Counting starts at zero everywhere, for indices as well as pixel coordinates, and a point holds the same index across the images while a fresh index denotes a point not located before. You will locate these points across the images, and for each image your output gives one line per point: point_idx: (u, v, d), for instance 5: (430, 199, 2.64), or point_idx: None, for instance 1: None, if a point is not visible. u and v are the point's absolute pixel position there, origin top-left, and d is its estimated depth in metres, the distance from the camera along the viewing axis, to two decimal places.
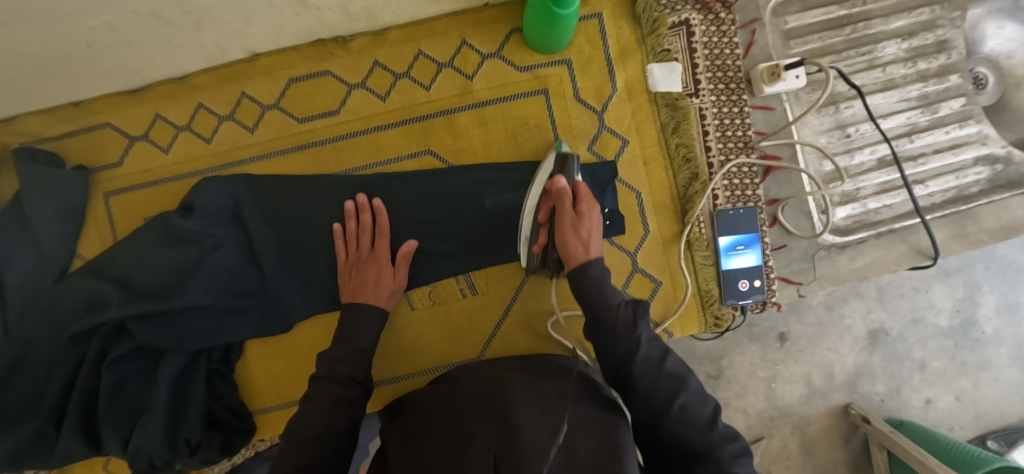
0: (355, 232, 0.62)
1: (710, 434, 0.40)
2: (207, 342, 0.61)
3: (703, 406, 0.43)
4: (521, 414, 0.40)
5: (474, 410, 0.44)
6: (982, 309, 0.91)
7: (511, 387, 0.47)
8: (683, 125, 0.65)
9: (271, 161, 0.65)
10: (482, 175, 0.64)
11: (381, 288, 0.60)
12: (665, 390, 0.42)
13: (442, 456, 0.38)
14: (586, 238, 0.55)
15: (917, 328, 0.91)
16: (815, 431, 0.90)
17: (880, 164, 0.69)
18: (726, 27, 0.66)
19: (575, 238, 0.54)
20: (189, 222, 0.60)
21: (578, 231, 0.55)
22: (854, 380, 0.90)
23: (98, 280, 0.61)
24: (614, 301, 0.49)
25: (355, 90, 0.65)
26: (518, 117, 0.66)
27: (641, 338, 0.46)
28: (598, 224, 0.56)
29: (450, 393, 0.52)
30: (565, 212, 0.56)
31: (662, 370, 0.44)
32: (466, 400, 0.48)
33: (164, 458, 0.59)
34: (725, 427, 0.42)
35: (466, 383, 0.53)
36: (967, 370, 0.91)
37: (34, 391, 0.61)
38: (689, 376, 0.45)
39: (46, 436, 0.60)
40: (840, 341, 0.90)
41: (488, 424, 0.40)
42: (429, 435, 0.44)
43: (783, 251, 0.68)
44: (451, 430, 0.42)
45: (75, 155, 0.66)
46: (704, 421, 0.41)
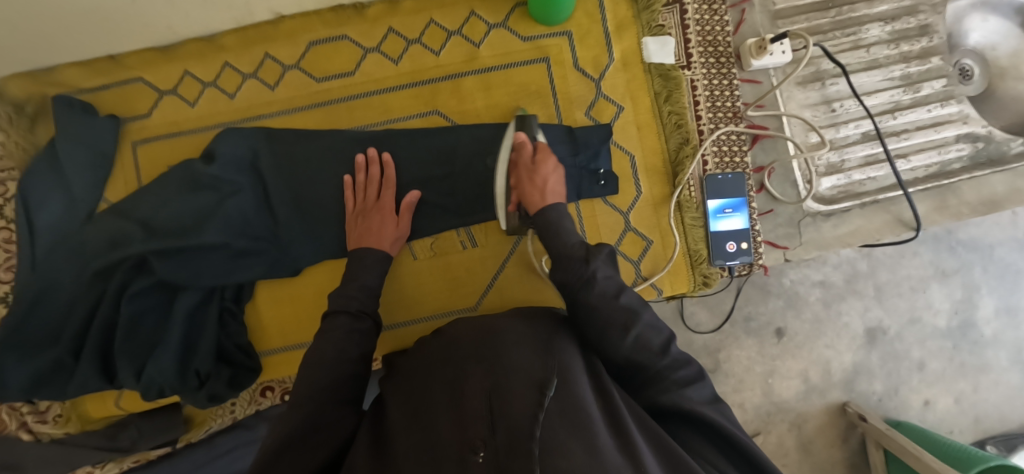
0: (364, 183, 0.66)
1: (662, 359, 0.44)
2: (221, 280, 0.65)
3: (656, 333, 0.46)
4: (513, 359, 0.41)
5: (466, 356, 0.45)
6: (980, 312, 0.93)
7: (502, 331, 0.48)
8: (675, 94, 0.70)
9: (289, 117, 0.70)
10: (484, 135, 0.69)
11: (385, 233, 0.63)
12: (618, 322, 0.45)
13: (441, 401, 0.39)
14: (543, 186, 0.60)
15: (915, 328, 0.93)
16: (812, 429, 0.91)
17: (864, 138, 0.73)
18: (717, 5, 0.71)
19: (533, 186, 0.61)
20: (210, 168, 0.65)
21: (536, 179, 0.61)
22: (852, 379, 0.92)
23: (121, 219, 0.65)
24: (570, 241, 0.55)
25: (370, 54, 0.70)
26: (520, 83, 0.70)
27: (596, 273, 0.49)
28: (556, 171, 0.62)
29: (444, 336, 0.54)
30: (524, 164, 0.62)
31: (616, 303, 0.47)
32: (459, 344, 0.49)
33: (174, 389, 0.63)
34: (678, 352, 0.45)
35: (457, 328, 0.55)
36: (966, 372, 0.93)
37: (56, 325, 0.65)
38: (645, 311, 0.48)
39: (64, 365, 0.64)
40: (839, 339, 0.92)
41: (481, 367, 0.41)
42: (425, 383, 0.45)
43: (769, 216, 0.71)
44: (447, 376, 0.43)
45: (108, 106, 0.71)
46: (656, 347, 0.45)
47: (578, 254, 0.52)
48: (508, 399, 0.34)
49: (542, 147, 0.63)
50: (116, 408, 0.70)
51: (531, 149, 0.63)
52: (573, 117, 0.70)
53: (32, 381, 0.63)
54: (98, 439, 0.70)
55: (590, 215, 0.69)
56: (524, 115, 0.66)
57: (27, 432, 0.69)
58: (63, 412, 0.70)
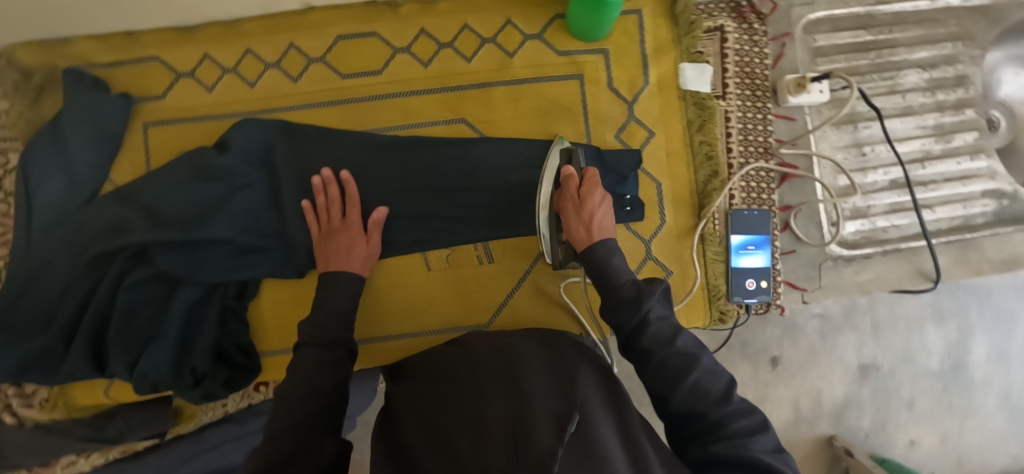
0: (324, 204, 0.62)
1: (721, 408, 0.39)
2: (224, 276, 0.62)
3: (715, 380, 0.41)
4: (536, 388, 0.39)
5: (486, 381, 0.42)
6: (973, 355, 0.93)
7: (523, 360, 0.45)
8: (708, 124, 0.68)
9: (309, 112, 0.67)
10: (509, 148, 0.66)
11: (353, 254, 0.60)
12: (675, 367, 0.41)
13: (457, 424, 0.37)
14: (589, 220, 0.54)
15: (908, 365, 0.92)
16: (798, 458, 0.91)
17: (893, 186, 0.72)
18: (758, 37, 0.69)
19: (577, 222, 0.54)
20: (223, 158, 0.61)
21: (581, 214, 0.55)
22: (841, 412, 0.92)
23: (124, 204, 0.62)
24: (620, 279, 0.49)
25: (399, 54, 0.68)
26: (550, 98, 0.68)
27: (650, 315, 0.44)
28: (604, 203, 0.55)
29: (463, 358, 0.51)
30: (569, 196, 0.56)
31: (672, 346, 0.42)
32: (479, 368, 0.46)
33: (168, 386, 0.60)
34: (739, 401, 0.40)
35: (476, 350, 0.52)
36: (953, 413, 0.93)
37: (49, 309, 0.62)
38: (704, 354, 0.43)
39: (55, 353, 0.61)
40: (831, 371, 0.91)
41: (502, 394, 0.39)
42: (441, 404, 0.43)
43: (791, 256, 0.70)
44: (464, 399, 0.41)
45: (120, 83, 0.67)
46: (713, 395, 0.40)
47: (628, 296, 0.46)
48: (530, 426, 0.31)
49: (590, 176, 0.57)
50: (105, 397, 0.68)
51: (575, 182, 0.57)
52: (602, 138, 0.68)
53: (19, 367, 0.60)
54: (83, 429, 0.66)
55: None
56: (569, 147, 0.62)
57: (11, 415, 0.67)
58: (50, 397, 0.67)
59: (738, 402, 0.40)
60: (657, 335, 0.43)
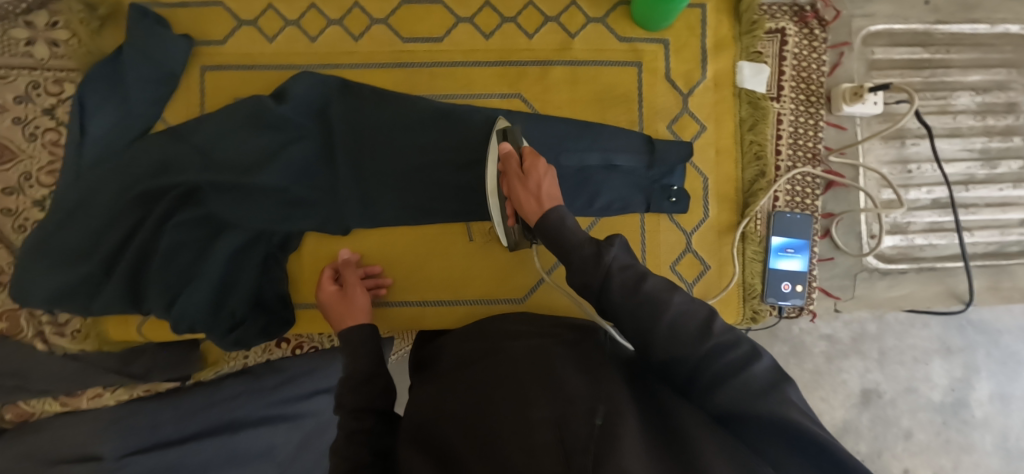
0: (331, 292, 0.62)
1: (704, 344, 0.34)
2: (272, 225, 0.62)
3: (692, 317, 0.36)
4: (575, 377, 0.35)
5: (518, 374, 0.39)
6: (975, 393, 0.91)
7: (551, 350, 0.42)
8: (760, 124, 0.68)
9: (367, 72, 0.68)
10: (561, 129, 0.66)
11: (358, 308, 0.59)
12: (646, 315, 0.37)
13: (498, 422, 0.33)
14: (536, 190, 0.53)
15: (910, 397, 0.92)
16: None
17: (934, 204, 0.72)
18: (818, 43, 0.70)
19: (525, 193, 0.54)
20: (281, 108, 0.62)
21: (527, 186, 0.54)
22: (839, 435, 0.91)
23: (177, 144, 0.62)
24: (576, 240, 0.46)
25: (462, 24, 0.68)
26: (607, 84, 0.68)
27: (612, 266, 0.41)
28: (548, 173, 0.54)
29: (489, 353, 0.48)
30: (512, 174, 0.55)
31: (639, 293, 0.38)
32: (507, 361, 0.43)
33: (205, 327, 0.61)
34: (724, 332, 0.35)
35: (502, 344, 0.49)
36: (949, 449, 0.92)
37: (91, 238, 0.62)
38: (675, 295, 0.39)
39: (96, 281, 0.62)
40: (834, 394, 0.92)
41: (537, 389, 0.35)
42: (471, 398, 0.39)
43: (828, 264, 0.71)
44: (497, 394, 0.37)
45: (183, 24, 0.68)
46: (695, 331, 0.35)
47: (587, 257, 0.43)
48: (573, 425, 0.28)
49: (531, 160, 0.56)
50: (138, 334, 0.69)
51: (515, 157, 0.56)
52: (654, 129, 0.68)
53: (58, 293, 0.60)
54: (112, 363, 0.67)
55: (653, 230, 0.68)
56: (503, 125, 0.62)
57: (42, 342, 0.66)
58: (82, 328, 0.68)
59: (722, 336, 0.34)
60: (619, 290, 0.40)
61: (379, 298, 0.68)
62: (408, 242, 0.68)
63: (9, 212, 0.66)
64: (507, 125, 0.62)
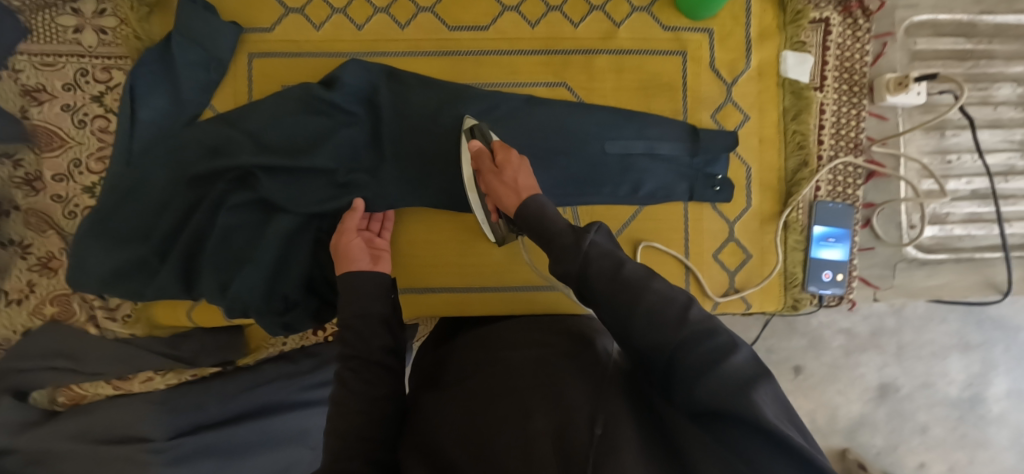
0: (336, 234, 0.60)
1: (680, 332, 0.31)
2: (321, 209, 0.62)
3: (671, 305, 0.33)
4: (577, 387, 0.34)
5: (520, 385, 0.37)
6: (992, 389, 0.91)
7: (554, 359, 0.40)
8: (804, 114, 0.68)
9: (413, 60, 0.68)
10: (606, 117, 0.67)
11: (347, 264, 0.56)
12: (622, 303, 0.35)
13: (497, 438, 0.32)
14: (515, 183, 0.53)
15: (927, 391, 0.92)
16: None
17: (974, 195, 0.73)
18: (861, 33, 0.70)
19: (502, 187, 0.54)
20: (332, 94, 0.62)
21: (503, 180, 0.54)
22: (855, 429, 0.93)
23: (228, 129, 0.63)
24: (557, 229, 0.46)
25: (508, 13, 0.69)
26: (652, 72, 0.69)
27: (590, 253, 0.40)
28: (522, 165, 0.54)
29: (487, 362, 0.46)
30: (486, 170, 0.56)
31: (616, 281, 0.36)
32: (509, 370, 0.41)
33: (258, 310, 0.61)
34: (702, 321, 0.31)
35: (501, 354, 0.47)
36: (964, 444, 0.92)
37: (146, 221, 0.63)
38: (656, 281, 0.36)
39: (150, 264, 0.63)
40: (851, 387, 0.92)
41: (536, 397, 0.34)
42: (471, 405, 0.39)
43: (868, 253, 0.71)
44: (496, 403, 0.37)
45: (230, 12, 0.68)
46: (672, 318, 0.32)
47: (566, 246, 0.43)
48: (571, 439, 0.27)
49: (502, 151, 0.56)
50: (187, 319, 0.68)
51: (488, 154, 0.57)
52: (698, 118, 0.69)
53: (114, 274, 0.62)
54: (160, 346, 0.68)
55: (696, 219, 0.69)
56: (472, 123, 0.62)
57: (94, 326, 0.68)
58: (133, 313, 0.68)
59: (695, 324, 0.31)
60: (598, 277, 0.38)
61: (426, 285, 0.69)
62: (454, 229, 0.68)
63: (59, 199, 0.68)
64: (473, 123, 0.62)
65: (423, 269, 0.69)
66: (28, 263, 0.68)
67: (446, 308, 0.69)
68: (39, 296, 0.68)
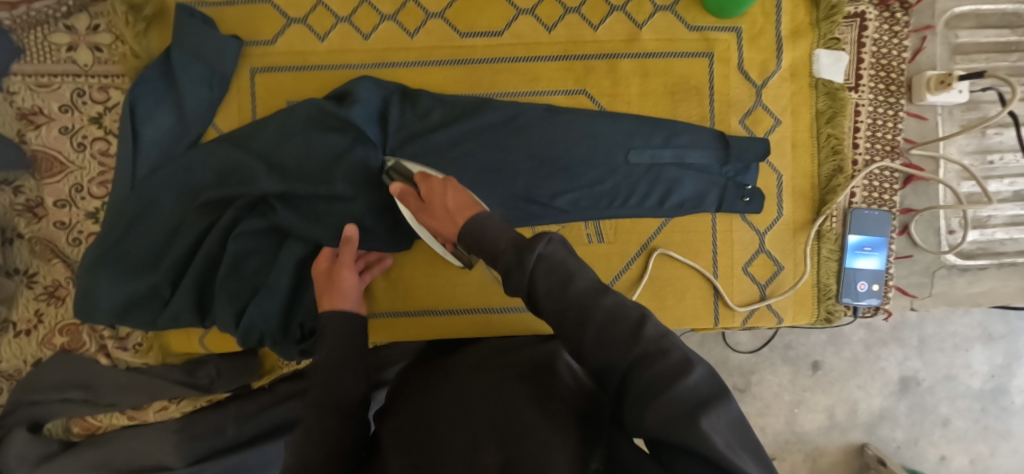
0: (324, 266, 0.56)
1: (634, 352, 0.27)
2: (332, 237, 0.59)
3: (623, 320, 0.29)
4: (532, 416, 0.31)
5: (474, 411, 0.35)
6: (1016, 380, 0.87)
7: (514, 382, 0.38)
8: (839, 116, 0.65)
9: (425, 70, 0.64)
10: (630, 125, 0.63)
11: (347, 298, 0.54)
12: (569, 323, 0.30)
13: (441, 471, 0.29)
14: (444, 208, 0.50)
15: (949, 384, 0.88)
16: (826, 464, 0.89)
17: (1016, 197, 0.69)
18: (899, 28, 0.65)
19: (436, 217, 0.51)
20: (343, 110, 0.59)
21: (433, 209, 0.51)
22: (875, 423, 0.89)
23: (236, 150, 0.60)
24: (500, 246, 0.37)
25: (523, 16, 0.64)
26: (679, 75, 0.65)
27: (532, 267, 0.33)
28: (445, 187, 0.51)
29: (447, 383, 0.43)
30: (415, 207, 0.54)
31: (564, 298, 0.30)
32: (467, 394, 0.38)
33: (273, 339, 0.59)
34: (655, 336, 0.28)
35: (463, 376, 0.44)
36: (987, 435, 0.89)
37: (158, 249, 0.61)
38: (608, 293, 0.30)
39: (160, 294, 0.60)
40: (871, 382, 0.88)
41: (491, 428, 0.31)
42: (424, 430, 0.36)
43: (906, 261, 0.68)
44: (449, 430, 0.34)
45: (229, 23, 0.64)
46: (623, 338, 0.28)
47: (509, 266, 0.35)
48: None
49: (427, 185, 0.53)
50: (200, 346, 0.66)
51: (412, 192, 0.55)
52: (727, 123, 0.65)
53: (125, 305, 0.59)
54: (176, 373, 0.66)
55: (726, 231, 0.65)
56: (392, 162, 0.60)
57: (105, 356, 0.65)
58: (144, 342, 0.66)
59: (649, 344, 0.27)
60: (544, 294, 0.31)
61: (447, 306, 0.67)
62: None
63: (63, 226, 0.66)
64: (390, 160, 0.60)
65: (445, 289, 0.67)
66: (34, 293, 0.66)
67: (465, 330, 0.67)
68: (47, 327, 0.66)
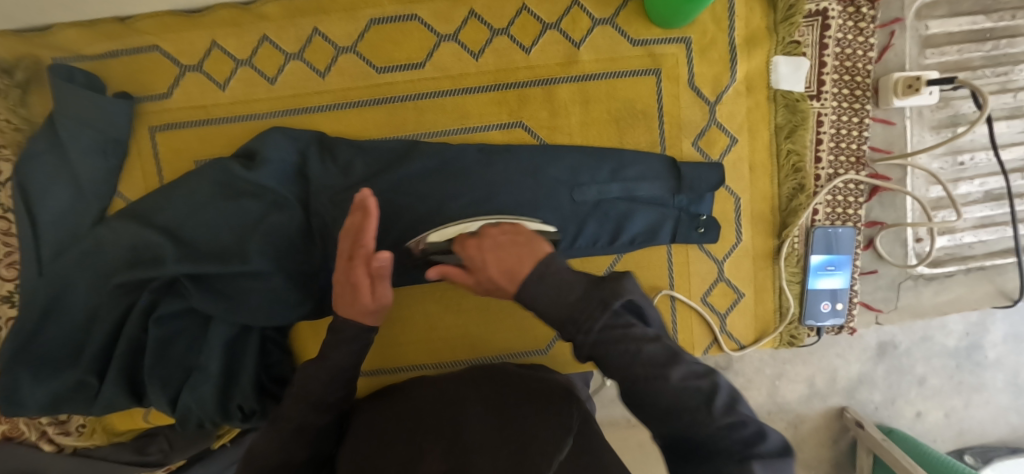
0: (340, 217, 0.37)
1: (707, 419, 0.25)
2: (261, 320, 0.56)
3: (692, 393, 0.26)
4: (480, 433, 0.35)
5: (430, 425, 0.38)
6: (990, 335, 0.77)
7: (471, 395, 0.42)
8: (799, 130, 0.60)
9: (343, 113, 0.58)
10: (573, 159, 0.58)
11: (356, 307, 0.38)
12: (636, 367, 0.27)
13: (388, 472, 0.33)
14: (494, 277, 0.32)
15: (925, 344, 0.77)
16: (808, 429, 0.79)
17: (987, 198, 0.65)
18: (864, 24, 0.59)
19: (488, 286, 0.33)
20: (253, 173, 0.53)
21: (482, 273, 0.33)
22: (853, 388, 0.78)
23: (139, 225, 0.54)
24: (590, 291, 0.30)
25: (445, 43, 0.57)
26: (623, 98, 0.59)
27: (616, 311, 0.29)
28: (484, 246, 0.34)
29: (406, 390, 0.48)
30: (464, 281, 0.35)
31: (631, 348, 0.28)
32: (427, 408, 0.41)
33: (215, 420, 0.56)
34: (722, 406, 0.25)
35: (419, 385, 0.48)
36: (960, 390, 0.78)
37: (78, 338, 0.56)
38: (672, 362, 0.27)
39: (88, 386, 0.56)
40: (850, 348, 0.77)
41: (440, 440, 0.35)
42: (385, 435, 0.39)
43: (871, 277, 0.66)
44: (405, 439, 0.37)
45: (117, 80, 0.57)
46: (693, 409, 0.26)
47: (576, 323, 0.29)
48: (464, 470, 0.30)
49: (456, 241, 0.37)
50: (146, 421, 0.64)
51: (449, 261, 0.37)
52: (679, 146, 0.60)
53: (53, 401, 0.55)
54: (127, 453, 0.64)
55: (682, 262, 0.62)
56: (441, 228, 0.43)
57: (49, 442, 0.63)
58: (87, 423, 0.64)
59: (722, 420, 0.25)
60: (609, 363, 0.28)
61: (393, 365, 0.63)
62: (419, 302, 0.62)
63: None
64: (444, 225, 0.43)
65: (391, 348, 0.63)
66: None
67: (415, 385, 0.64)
68: None
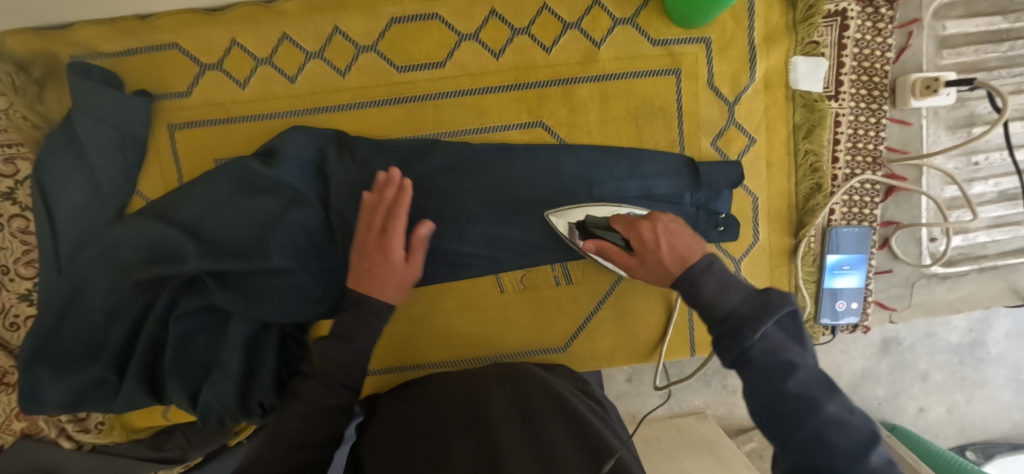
0: (372, 205, 0.50)
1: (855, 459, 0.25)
2: (281, 317, 0.56)
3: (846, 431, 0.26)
4: (505, 431, 0.35)
5: (455, 420, 0.38)
6: (993, 332, 0.78)
7: (494, 392, 0.43)
8: (817, 129, 0.60)
9: (362, 111, 0.58)
10: (591, 158, 0.58)
11: (388, 278, 0.48)
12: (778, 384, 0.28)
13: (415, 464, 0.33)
14: (661, 254, 0.40)
15: (928, 340, 0.79)
16: None
17: (1000, 197, 0.65)
18: (883, 24, 0.59)
19: (650, 260, 0.42)
20: (273, 171, 0.53)
21: (648, 248, 0.42)
22: (858, 385, 0.79)
23: (160, 223, 0.54)
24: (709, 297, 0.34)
25: (465, 42, 0.57)
26: (642, 97, 0.59)
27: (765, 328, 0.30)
28: (652, 226, 0.43)
29: (427, 385, 0.48)
30: (625, 259, 0.45)
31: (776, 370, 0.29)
32: (449, 404, 0.42)
33: (235, 418, 0.54)
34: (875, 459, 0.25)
35: (442, 382, 0.49)
36: (964, 386, 0.79)
37: (98, 335, 0.56)
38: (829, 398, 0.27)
39: (108, 383, 0.56)
40: (853, 345, 0.79)
41: (465, 434, 0.35)
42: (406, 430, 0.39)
43: (885, 275, 0.67)
44: (428, 432, 0.37)
45: (135, 76, 0.57)
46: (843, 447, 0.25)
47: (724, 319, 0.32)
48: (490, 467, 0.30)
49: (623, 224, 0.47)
50: (163, 418, 0.63)
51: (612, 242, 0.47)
52: (697, 145, 0.60)
53: (72, 399, 0.55)
54: (146, 449, 0.64)
55: None
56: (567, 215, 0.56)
57: (68, 439, 0.63)
58: (105, 420, 0.64)
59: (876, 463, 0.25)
60: (753, 372, 0.30)
61: (413, 362, 0.63)
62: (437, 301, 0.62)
63: None
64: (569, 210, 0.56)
65: (409, 346, 0.63)
66: None
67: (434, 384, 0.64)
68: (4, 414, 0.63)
